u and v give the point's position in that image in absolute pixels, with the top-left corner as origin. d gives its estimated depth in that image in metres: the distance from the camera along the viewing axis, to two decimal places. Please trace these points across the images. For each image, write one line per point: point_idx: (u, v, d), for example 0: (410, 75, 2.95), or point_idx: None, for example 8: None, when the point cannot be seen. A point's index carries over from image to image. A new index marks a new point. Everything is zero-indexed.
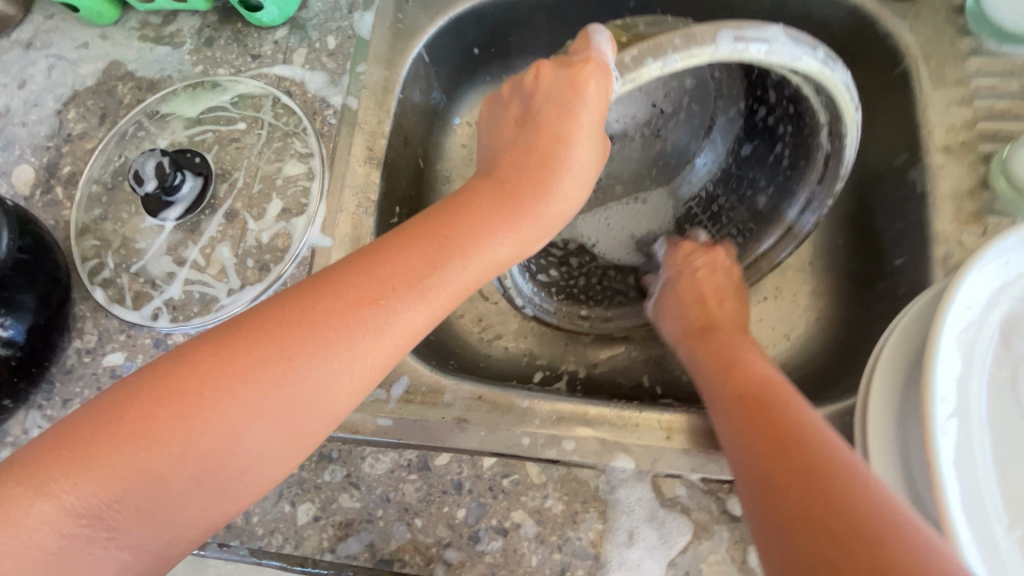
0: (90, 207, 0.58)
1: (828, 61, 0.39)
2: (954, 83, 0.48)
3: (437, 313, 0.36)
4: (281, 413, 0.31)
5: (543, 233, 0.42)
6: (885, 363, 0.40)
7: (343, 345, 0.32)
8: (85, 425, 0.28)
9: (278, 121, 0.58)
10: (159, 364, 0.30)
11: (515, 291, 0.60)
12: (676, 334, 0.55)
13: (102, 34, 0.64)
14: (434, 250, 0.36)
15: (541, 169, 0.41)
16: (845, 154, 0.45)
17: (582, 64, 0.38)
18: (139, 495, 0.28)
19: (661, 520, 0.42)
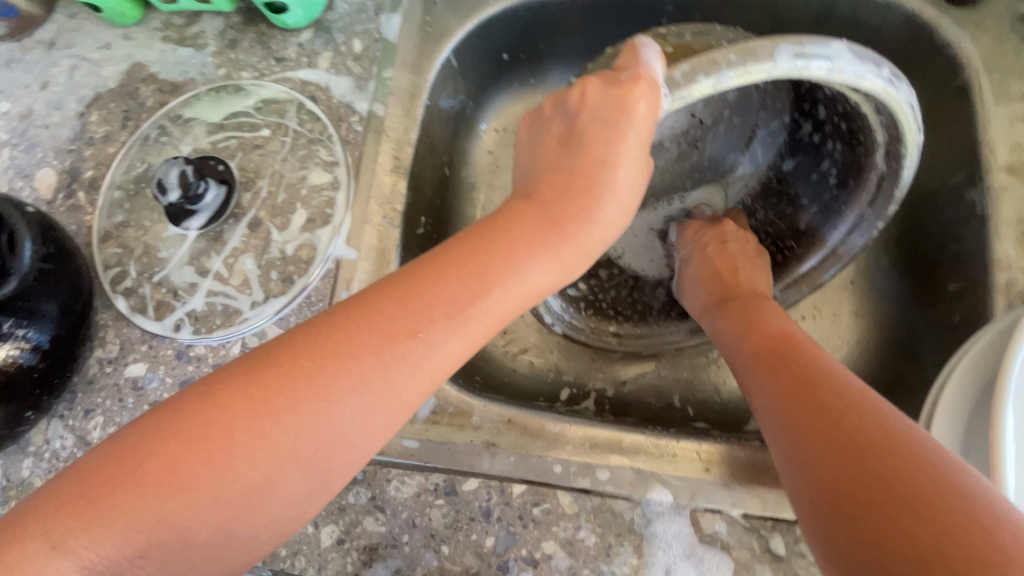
0: (112, 212, 0.56)
1: (894, 79, 0.37)
2: (1017, 99, 0.46)
3: (473, 346, 0.35)
4: (313, 455, 0.30)
5: (582, 259, 0.41)
6: (946, 400, 0.39)
7: (379, 382, 0.32)
8: (109, 471, 0.28)
9: (303, 128, 0.56)
10: (183, 402, 0.30)
11: (543, 308, 0.60)
12: (698, 305, 0.53)
13: (124, 35, 0.63)
14: (473, 280, 0.35)
15: (584, 194, 0.41)
16: (902, 174, 0.42)
17: (631, 82, 0.38)
18: (165, 546, 0.28)
19: (699, 557, 0.40)
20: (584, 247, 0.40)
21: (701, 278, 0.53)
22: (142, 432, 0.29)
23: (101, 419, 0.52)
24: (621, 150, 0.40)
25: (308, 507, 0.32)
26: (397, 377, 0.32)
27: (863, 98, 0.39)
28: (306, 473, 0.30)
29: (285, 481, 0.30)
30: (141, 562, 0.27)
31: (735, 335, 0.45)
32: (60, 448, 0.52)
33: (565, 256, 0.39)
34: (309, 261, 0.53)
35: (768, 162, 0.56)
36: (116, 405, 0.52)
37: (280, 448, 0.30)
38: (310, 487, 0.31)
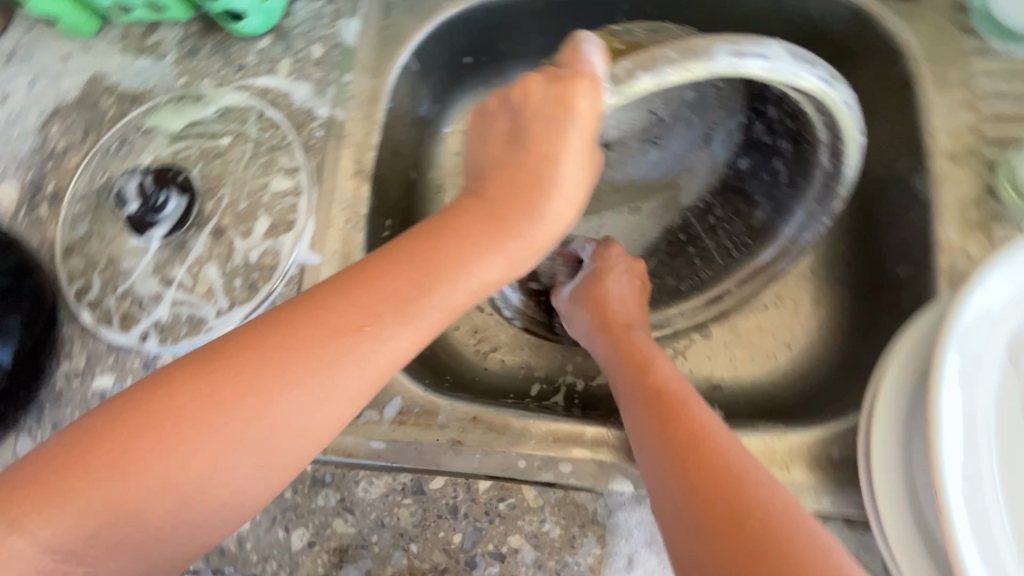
0: (74, 225, 0.56)
1: (832, 80, 0.38)
2: (956, 86, 0.47)
3: (422, 340, 0.36)
4: (263, 443, 0.32)
5: (532, 255, 0.41)
6: (886, 387, 0.38)
7: (325, 376, 0.33)
8: (60, 461, 0.29)
9: (263, 135, 0.56)
10: (138, 390, 0.32)
11: (502, 301, 0.61)
12: (585, 330, 0.54)
13: (83, 45, 0.62)
14: (422, 274, 0.36)
15: (531, 189, 0.41)
16: (845, 172, 0.44)
17: (572, 79, 0.39)
18: (119, 528, 0.29)
19: (661, 544, 0.42)
20: (534, 243, 0.41)
21: (593, 302, 0.54)
22: (96, 418, 0.30)
23: None
24: (565, 147, 0.41)
25: (263, 492, 0.33)
26: (345, 369, 0.33)
27: (804, 97, 0.40)
28: (255, 461, 0.32)
29: (235, 468, 0.31)
30: (94, 541, 0.29)
31: (626, 375, 0.47)
32: None
33: (515, 253, 0.40)
34: (273, 267, 0.53)
35: (726, 160, 0.57)
36: None
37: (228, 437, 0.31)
38: (259, 474, 0.32)
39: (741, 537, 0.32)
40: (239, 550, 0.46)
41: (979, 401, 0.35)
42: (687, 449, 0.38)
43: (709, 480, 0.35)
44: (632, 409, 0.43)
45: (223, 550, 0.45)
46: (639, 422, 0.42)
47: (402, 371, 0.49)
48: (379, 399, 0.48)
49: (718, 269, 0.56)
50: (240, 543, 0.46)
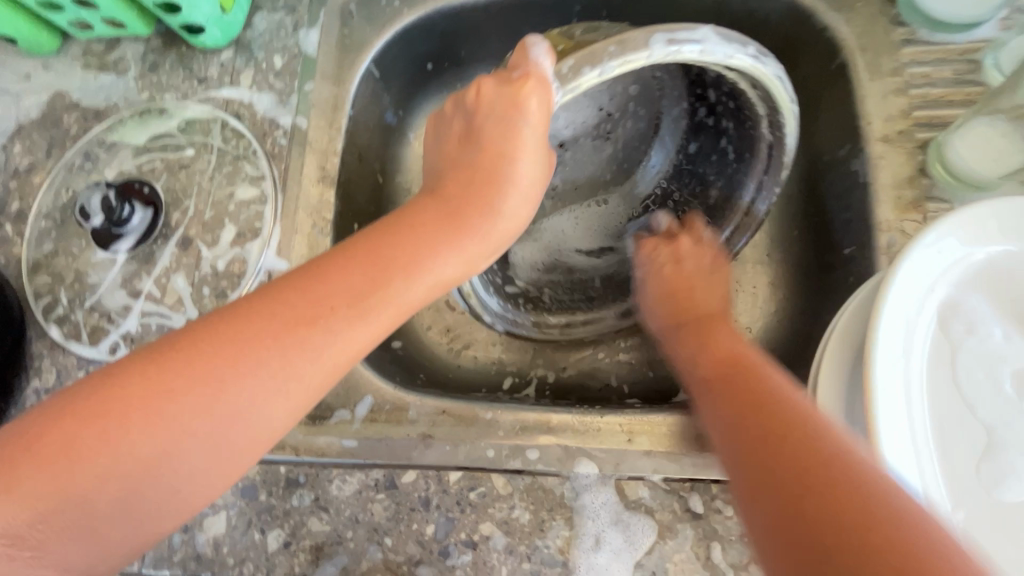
0: (40, 242, 0.56)
1: (760, 56, 0.40)
2: (889, 73, 0.49)
3: (378, 335, 0.37)
4: (212, 433, 0.32)
5: (487, 249, 0.43)
6: (826, 366, 0.40)
7: (278, 368, 0.33)
8: (15, 444, 0.29)
9: (227, 145, 0.57)
10: (92, 382, 0.32)
11: (481, 308, 0.59)
12: (658, 322, 0.53)
13: (44, 64, 0.62)
14: (376, 270, 0.37)
15: (486, 185, 0.43)
16: (786, 141, 0.46)
17: (522, 80, 0.40)
18: (64, 513, 0.29)
19: (626, 522, 0.43)
20: (490, 238, 0.43)
21: (665, 292, 0.53)
22: (48, 411, 0.31)
23: None
24: (518, 144, 0.43)
25: (212, 486, 0.33)
26: (299, 362, 0.34)
27: (738, 76, 0.42)
28: (204, 451, 0.32)
29: (184, 458, 0.31)
30: (39, 528, 0.29)
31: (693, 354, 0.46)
32: None
33: (471, 247, 0.42)
34: (241, 274, 0.54)
35: (677, 147, 0.59)
36: None
37: (177, 429, 0.31)
38: (210, 466, 0.32)
39: (826, 510, 0.28)
40: (215, 554, 0.46)
41: (913, 370, 0.37)
42: (747, 414, 0.36)
43: (761, 443, 0.34)
44: (700, 391, 0.42)
45: (200, 555, 0.46)
46: (705, 399, 0.41)
47: (371, 370, 0.50)
48: (350, 398, 0.50)
49: None
50: (217, 547, 0.46)
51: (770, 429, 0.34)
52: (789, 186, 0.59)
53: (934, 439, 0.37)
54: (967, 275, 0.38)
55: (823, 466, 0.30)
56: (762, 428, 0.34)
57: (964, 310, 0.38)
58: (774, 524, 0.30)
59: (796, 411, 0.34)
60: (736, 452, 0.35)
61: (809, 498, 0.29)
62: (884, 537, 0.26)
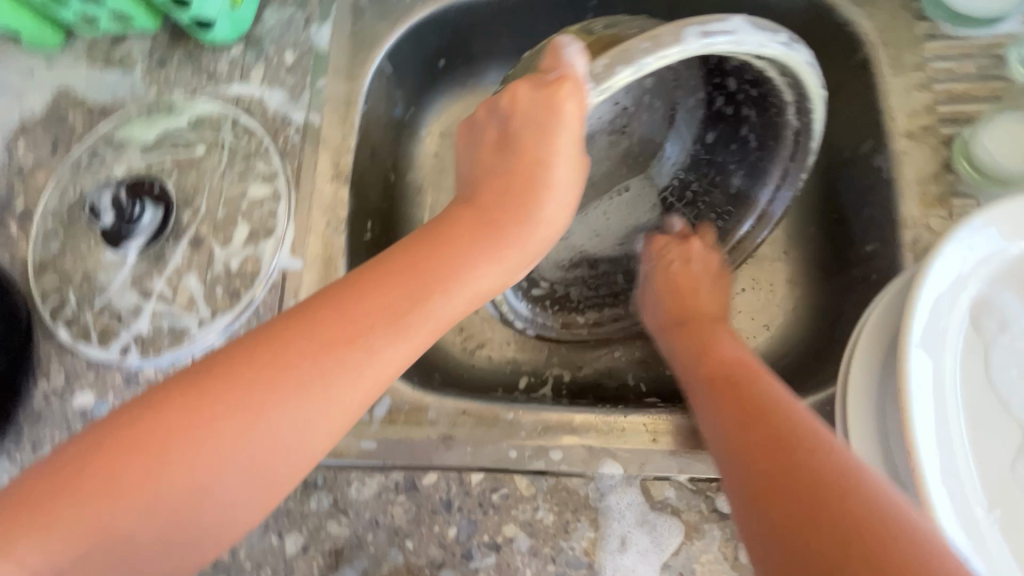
0: (47, 242, 0.55)
1: (791, 42, 0.40)
2: (911, 68, 0.49)
3: (416, 351, 0.36)
4: (256, 459, 0.31)
5: (523, 260, 0.43)
6: (858, 362, 0.40)
7: (320, 389, 0.32)
8: (56, 478, 0.28)
9: (239, 142, 0.56)
10: (130, 408, 0.31)
11: (512, 314, 0.60)
12: (656, 322, 0.56)
13: (47, 60, 0.61)
14: (414, 285, 0.37)
15: (523, 195, 0.43)
16: (813, 127, 0.46)
17: (557, 84, 0.39)
18: (110, 548, 0.29)
19: (652, 523, 0.42)
20: (524, 248, 0.42)
21: (662, 294, 0.56)
22: (86, 439, 0.30)
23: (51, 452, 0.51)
24: (556, 150, 0.43)
25: (255, 511, 0.33)
26: (340, 382, 0.33)
27: (767, 63, 0.42)
28: (248, 476, 0.31)
29: (227, 484, 0.31)
30: (81, 563, 0.28)
31: (694, 358, 0.48)
32: None
33: (506, 257, 0.41)
34: (254, 274, 0.53)
35: (693, 137, 0.58)
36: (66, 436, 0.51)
37: (219, 455, 0.30)
38: (253, 491, 0.32)
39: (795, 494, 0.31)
40: (231, 559, 0.45)
41: (945, 367, 0.37)
42: (752, 416, 0.37)
43: (761, 444, 0.35)
44: (697, 392, 0.44)
45: (216, 560, 0.45)
46: (704, 401, 0.42)
47: None
48: None
49: None
50: (232, 552, 0.45)
51: (771, 430, 0.35)
52: (809, 182, 0.58)
53: (967, 436, 0.36)
54: (996, 272, 0.38)
55: (820, 464, 0.31)
56: (767, 431, 0.35)
57: (996, 307, 0.38)
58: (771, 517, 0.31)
59: (784, 415, 0.36)
60: (738, 450, 0.36)
61: (806, 493, 0.31)
62: (878, 530, 0.28)
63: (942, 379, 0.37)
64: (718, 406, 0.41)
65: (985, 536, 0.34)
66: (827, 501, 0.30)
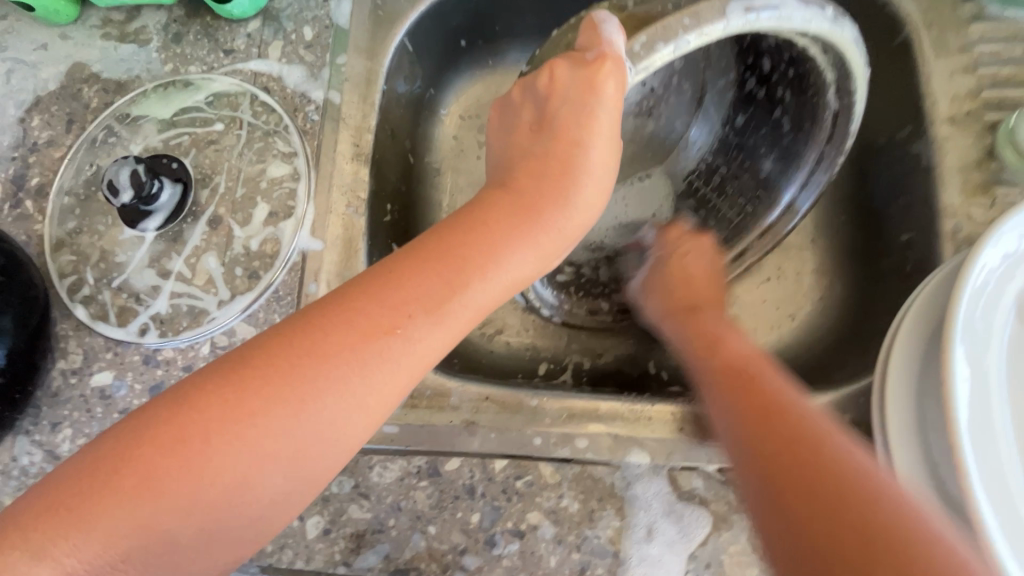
0: (63, 220, 0.54)
1: (838, 19, 0.39)
2: (956, 51, 0.47)
3: (453, 338, 0.35)
4: (293, 455, 0.30)
5: (561, 245, 0.41)
6: (897, 351, 0.39)
7: (358, 381, 0.31)
8: (86, 483, 0.27)
9: (257, 120, 0.55)
10: (161, 404, 0.30)
11: (539, 301, 0.59)
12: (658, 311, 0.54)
13: (61, 34, 0.60)
14: (450, 272, 0.35)
15: (562, 177, 0.41)
16: (854, 109, 0.44)
17: (598, 63, 0.38)
18: (149, 549, 0.28)
19: (679, 514, 0.42)
20: (561, 232, 0.41)
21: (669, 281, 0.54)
22: (119, 438, 0.29)
23: (70, 431, 0.51)
24: (592, 131, 0.42)
25: (294, 503, 0.32)
26: (378, 374, 0.32)
27: (810, 43, 0.40)
28: (285, 471, 0.30)
29: (266, 480, 0.30)
30: (124, 565, 0.27)
31: (699, 350, 0.47)
32: (28, 464, 0.50)
33: (544, 242, 0.40)
34: (273, 255, 0.52)
35: (722, 120, 0.57)
36: (85, 416, 0.51)
37: (258, 452, 0.29)
38: (291, 486, 0.31)
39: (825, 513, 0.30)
40: None
41: (989, 359, 0.36)
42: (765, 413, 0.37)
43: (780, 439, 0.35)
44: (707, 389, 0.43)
45: None
46: (714, 399, 0.42)
47: None
48: None
49: (736, 226, 0.56)
50: None
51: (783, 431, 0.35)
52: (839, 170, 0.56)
53: (1008, 430, 0.35)
54: None
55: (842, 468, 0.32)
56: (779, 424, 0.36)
57: None
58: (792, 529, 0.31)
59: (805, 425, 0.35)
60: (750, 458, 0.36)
61: (824, 508, 0.30)
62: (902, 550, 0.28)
63: (986, 375, 0.36)
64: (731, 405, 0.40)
65: None
66: (844, 511, 0.30)
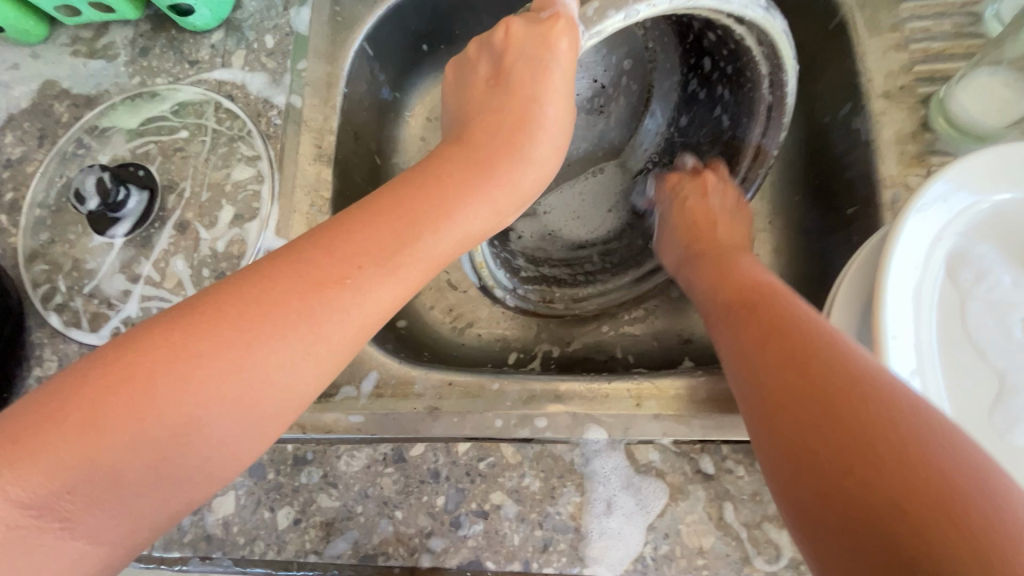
0: (36, 231, 0.55)
1: (770, 9, 0.40)
2: (889, 29, 0.49)
3: (406, 291, 0.36)
4: (244, 397, 0.30)
5: (511, 202, 0.43)
6: (837, 319, 0.40)
7: (308, 326, 0.32)
8: (33, 417, 0.27)
9: (222, 126, 0.56)
10: (112, 347, 0.30)
11: (493, 282, 0.59)
12: (675, 259, 0.55)
13: (32, 53, 0.61)
14: (402, 225, 0.36)
15: (513, 136, 0.43)
16: (787, 101, 0.46)
17: (552, 20, 0.39)
18: (92, 484, 0.27)
19: (637, 487, 0.44)
20: (513, 189, 0.42)
21: (686, 229, 0.55)
22: (67, 379, 0.29)
23: None
24: (547, 88, 0.43)
25: (244, 452, 0.32)
26: (329, 321, 0.32)
27: (746, 29, 0.42)
28: (235, 414, 0.30)
29: (214, 422, 0.30)
30: (69, 499, 0.27)
31: (710, 280, 0.48)
32: None
33: (495, 199, 0.41)
34: (240, 256, 0.53)
35: (667, 120, 0.61)
36: None
37: (207, 392, 0.29)
38: (240, 430, 0.31)
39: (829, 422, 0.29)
40: (225, 534, 0.46)
41: (921, 318, 0.37)
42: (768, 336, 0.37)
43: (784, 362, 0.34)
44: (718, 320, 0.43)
45: (210, 536, 0.46)
46: (725, 332, 0.41)
47: (374, 345, 0.49)
48: (355, 374, 0.49)
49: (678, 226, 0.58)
50: (226, 527, 0.46)
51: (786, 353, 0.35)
52: (789, 151, 0.58)
53: (943, 387, 0.37)
54: (966, 225, 0.38)
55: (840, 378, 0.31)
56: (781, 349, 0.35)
57: (972, 259, 0.38)
58: (787, 439, 0.31)
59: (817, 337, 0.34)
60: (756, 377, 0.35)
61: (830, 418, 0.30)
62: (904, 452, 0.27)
63: (920, 333, 0.37)
64: (739, 331, 0.39)
65: None
66: (826, 405, 0.30)
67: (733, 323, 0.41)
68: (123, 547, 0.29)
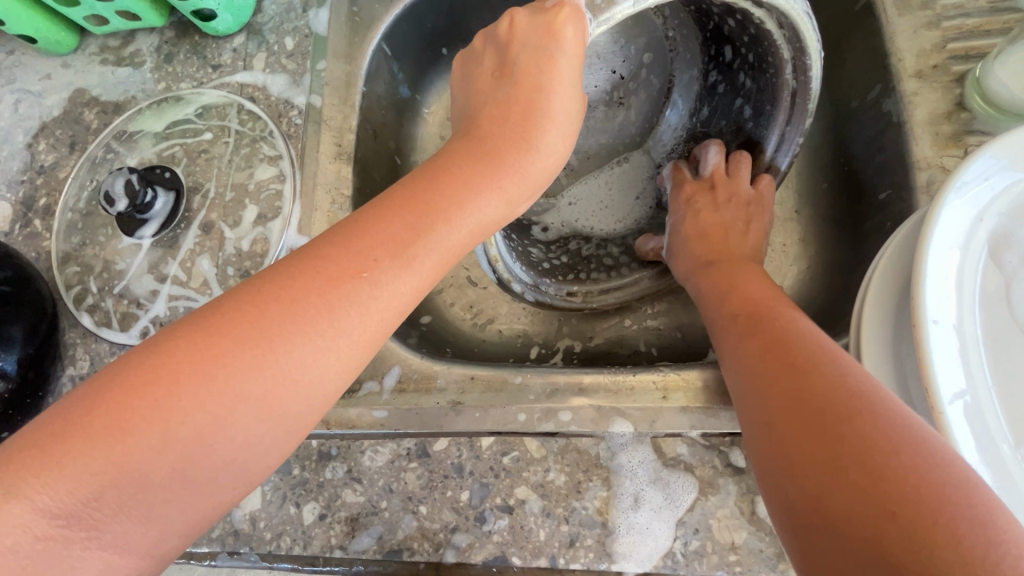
0: (69, 234, 0.57)
1: None
2: (920, 7, 0.48)
3: (424, 284, 0.35)
4: (266, 396, 0.30)
5: (525, 191, 0.42)
6: (870, 306, 0.39)
7: (326, 323, 0.32)
8: (61, 423, 0.28)
9: (244, 128, 0.57)
10: (134, 353, 0.30)
11: (510, 276, 0.58)
12: (682, 271, 0.52)
13: (63, 63, 0.63)
14: (417, 216, 0.36)
15: (524, 123, 0.42)
16: (811, 85, 0.45)
17: (556, 9, 0.40)
18: (120, 490, 0.27)
19: (664, 480, 0.43)
20: (525, 178, 0.41)
21: (691, 239, 0.53)
22: (90, 387, 0.29)
23: None
24: (555, 77, 0.42)
25: (269, 453, 0.32)
26: (346, 316, 0.32)
27: (766, 13, 0.41)
28: (258, 414, 0.30)
29: (237, 422, 0.30)
30: (96, 505, 0.27)
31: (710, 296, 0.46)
32: None
33: (509, 188, 0.40)
34: (264, 254, 0.54)
35: (689, 112, 0.59)
36: None
37: (229, 392, 0.29)
38: (265, 429, 0.31)
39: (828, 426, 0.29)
40: (252, 530, 0.46)
41: (965, 302, 0.35)
42: (768, 348, 0.36)
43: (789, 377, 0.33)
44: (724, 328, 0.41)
45: (238, 532, 0.46)
46: (731, 343, 0.40)
47: (396, 342, 0.49)
48: (377, 370, 0.48)
49: None
50: (253, 522, 0.46)
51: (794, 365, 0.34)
52: (816, 137, 0.56)
53: (990, 372, 0.35)
54: (1011, 206, 0.37)
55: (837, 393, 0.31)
56: (783, 363, 0.34)
57: (1016, 240, 0.37)
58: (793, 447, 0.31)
59: (814, 349, 0.34)
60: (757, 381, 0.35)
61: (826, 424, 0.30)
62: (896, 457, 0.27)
63: (963, 317, 0.35)
64: (741, 339, 0.39)
65: (1015, 478, 0.33)
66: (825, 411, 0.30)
67: (733, 332, 0.40)
68: (156, 551, 0.29)
